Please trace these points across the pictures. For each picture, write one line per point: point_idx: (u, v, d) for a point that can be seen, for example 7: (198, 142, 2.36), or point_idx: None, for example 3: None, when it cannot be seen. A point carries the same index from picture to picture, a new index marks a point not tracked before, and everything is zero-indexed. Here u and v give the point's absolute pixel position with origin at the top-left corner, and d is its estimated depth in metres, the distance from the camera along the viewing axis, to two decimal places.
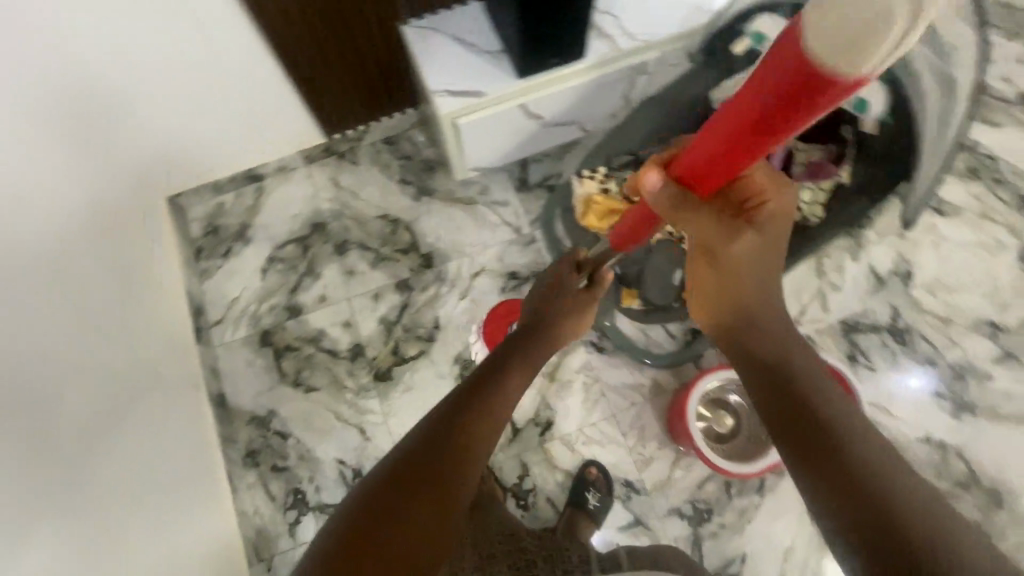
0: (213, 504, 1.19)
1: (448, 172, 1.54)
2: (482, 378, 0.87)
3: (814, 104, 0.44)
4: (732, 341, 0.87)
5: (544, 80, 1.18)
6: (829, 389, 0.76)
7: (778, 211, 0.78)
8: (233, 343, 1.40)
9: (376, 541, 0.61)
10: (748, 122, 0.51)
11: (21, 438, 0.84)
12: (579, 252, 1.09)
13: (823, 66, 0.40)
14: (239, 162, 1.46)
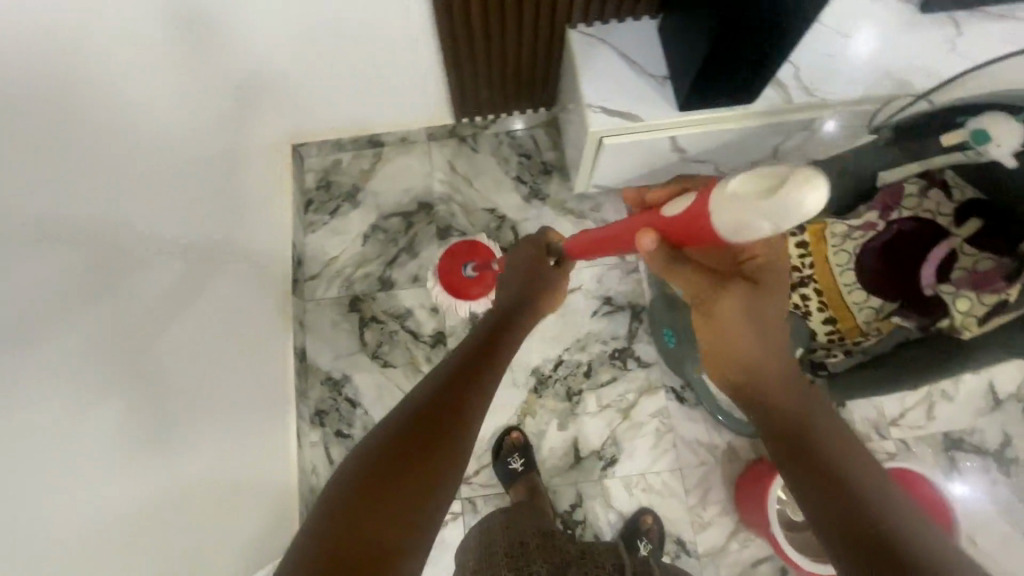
0: (280, 454, 1.23)
1: (564, 180, 1.51)
2: (488, 345, 0.78)
3: (707, 240, 0.60)
4: (745, 399, 0.71)
5: (704, 116, 1.12)
6: (852, 448, 0.64)
7: (774, 263, 0.67)
8: (323, 300, 1.42)
9: (368, 523, 0.53)
10: (670, 231, 0.64)
11: (149, 366, 0.86)
12: (550, 234, 0.96)
13: (709, 229, 0.57)
14: (367, 126, 1.46)
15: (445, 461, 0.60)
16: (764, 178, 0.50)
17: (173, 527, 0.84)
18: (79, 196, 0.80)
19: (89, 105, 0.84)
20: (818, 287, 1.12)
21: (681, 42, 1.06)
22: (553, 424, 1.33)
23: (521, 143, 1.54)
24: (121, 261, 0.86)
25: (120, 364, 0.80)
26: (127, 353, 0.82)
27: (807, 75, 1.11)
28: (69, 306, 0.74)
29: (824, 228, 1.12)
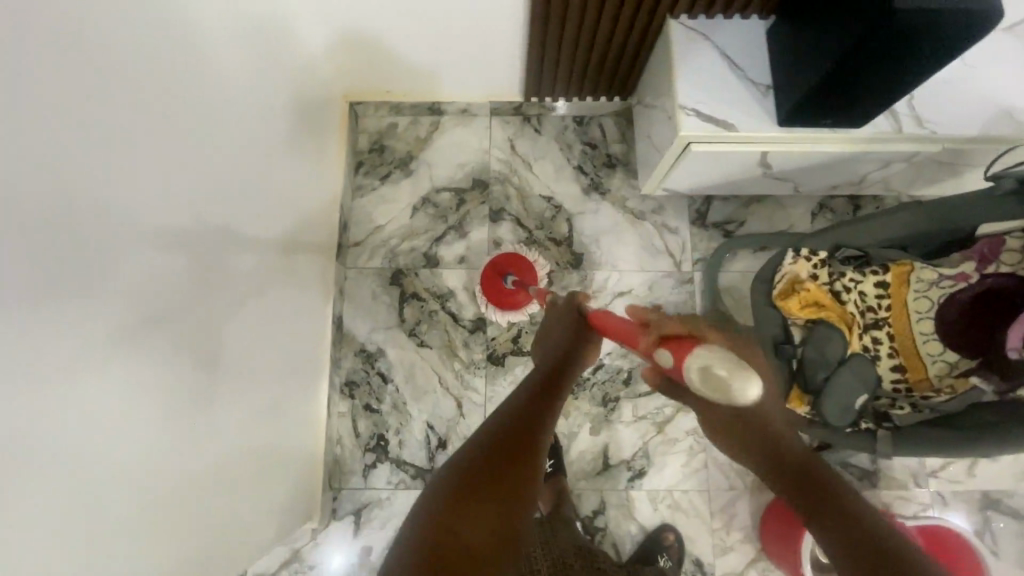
0: (310, 422, 1.21)
1: (627, 177, 1.43)
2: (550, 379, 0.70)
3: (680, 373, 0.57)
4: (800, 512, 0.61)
5: (804, 135, 1.04)
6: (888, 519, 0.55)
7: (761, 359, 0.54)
8: (365, 269, 1.37)
9: (449, 544, 0.47)
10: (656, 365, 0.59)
11: (203, 327, 0.83)
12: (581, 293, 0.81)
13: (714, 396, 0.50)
14: (430, 91, 1.39)
15: (526, 482, 0.54)
16: (720, 361, 0.49)
17: (201, 491, 0.82)
18: (178, 140, 0.74)
19: (191, 41, 0.77)
20: (892, 332, 1.05)
21: (795, 50, 0.97)
22: (586, 428, 1.30)
23: (587, 131, 1.46)
24: (202, 215, 0.81)
25: (182, 324, 0.76)
26: (189, 314, 0.78)
27: (922, 105, 1.03)
28: (153, 259, 0.70)
29: (910, 271, 1.04)
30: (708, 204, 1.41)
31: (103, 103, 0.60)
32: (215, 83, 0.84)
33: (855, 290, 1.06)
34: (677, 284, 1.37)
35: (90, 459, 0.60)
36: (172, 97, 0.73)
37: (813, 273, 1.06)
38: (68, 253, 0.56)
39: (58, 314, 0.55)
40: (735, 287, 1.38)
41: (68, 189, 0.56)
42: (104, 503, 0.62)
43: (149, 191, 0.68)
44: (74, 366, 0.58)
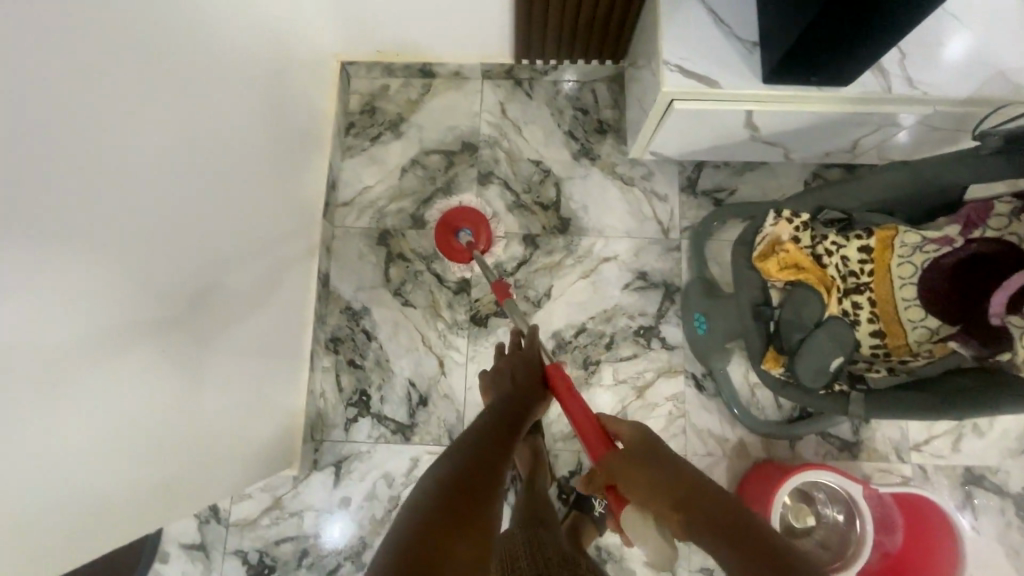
0: (294, 375, 1.23)
1: (618, 143, 1.42)
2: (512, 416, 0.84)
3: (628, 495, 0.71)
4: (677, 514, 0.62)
5: (790, 94, 1.02)
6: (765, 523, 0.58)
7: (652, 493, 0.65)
8: (353, 229, 1.39)
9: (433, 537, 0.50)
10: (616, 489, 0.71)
11: (194, 262, 0.85)
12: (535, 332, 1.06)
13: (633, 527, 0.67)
14: (422, 53, 1.38)
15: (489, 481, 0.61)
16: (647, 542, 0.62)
17: (177, 422, 0.84)
18: (166, 76, 0.75)
19: None
20: (873, 297, 1.03)
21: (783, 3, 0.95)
22: None
23: (580, 96, 1.45)
24: (191, 153, 0.82)
25: (165, 257, 0.78)
26: (172, 248, 0.80)
27: (914, 64, 1.00)
28: (138, 186, 0.71)
29: (894, 235, 1.01)
30: (699, 171, 1.39)
31: (84, 21, 0.61)
32: (206, 24, 0.85)
33: (836, 255, 1.04)
34: (663, 250, 1.36)
35: (61, 367, 0.62)
36: (158, 28, 0.73)
37: (795, 235, 1.04)
38: (50, 164, 0.58)
39: (32, 222, 0.56)
40: (723, 256, 1.37)
41: (46, 101, 0.57)
42: (69, 415, 0.64)
43: (134, 118, 0.69)
44: (48, 276, 0.59)
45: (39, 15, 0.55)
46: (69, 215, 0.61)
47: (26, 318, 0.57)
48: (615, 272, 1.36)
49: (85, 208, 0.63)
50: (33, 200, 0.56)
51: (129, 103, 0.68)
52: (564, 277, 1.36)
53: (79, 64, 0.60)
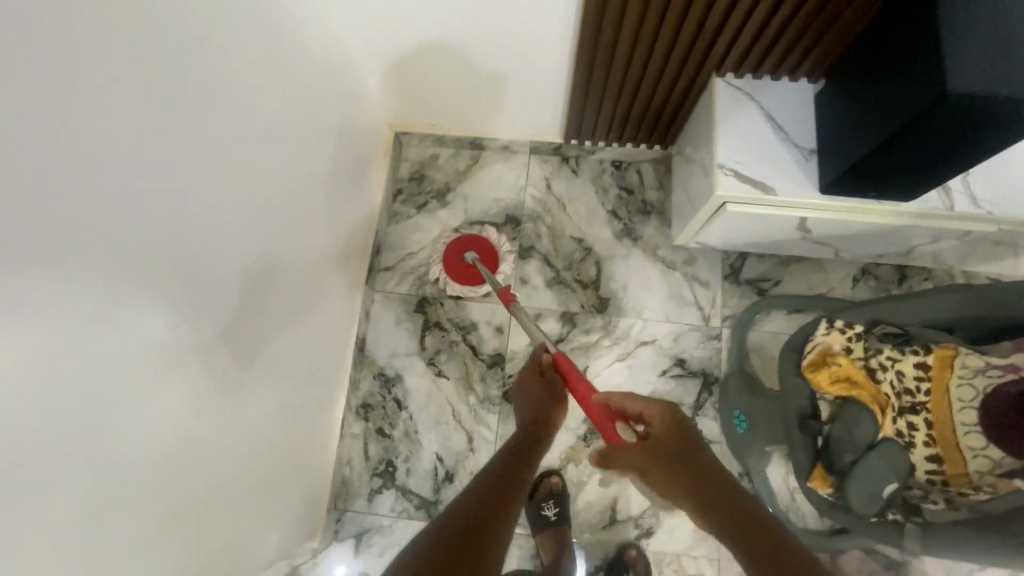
0: (321, 443, 1.22)
1: (662, 226, 1.42)
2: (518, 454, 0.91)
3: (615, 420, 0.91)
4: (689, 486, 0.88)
5: (847, 205, 1.01)
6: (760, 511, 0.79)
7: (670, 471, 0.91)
8: (392, 294, 1.40)
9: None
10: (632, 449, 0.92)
11: (229, 348, 0.87)
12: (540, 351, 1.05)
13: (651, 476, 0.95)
14: (472, 127, 1.42)
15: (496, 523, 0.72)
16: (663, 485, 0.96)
17: (204, 506, 0.84)
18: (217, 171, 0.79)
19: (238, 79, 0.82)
20: (930, 418, 0.98)
21: (847, 117, 0.96)
22: (596, 479, 1.27)
23: (625, 176, 1.46)
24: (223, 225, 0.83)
25: (199, 333, 0.79)
26: (206, 322, 0.81)
27: (979, 185, 0.99)
28: (172, 262, 0.72)
29: (954, 355, 0.98)
30: (744, 260, 1.38)
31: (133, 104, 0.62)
32: (261, 108, 0.89)
33: (892, 370, 1.00)
34: (703, 338, 1.34)
35: (96, 466, 0.63)
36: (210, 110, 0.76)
37: (848, 347, 1.00)
38: (82, 248, 0.58)
39: (60, 304, 0.57)
40: (766, 349, 1.33)
41: (86, 185, 0.57)
42: (95, 502, 0.63)
43: (172, 194, 0.70)
44: (82, 363, 0.60)
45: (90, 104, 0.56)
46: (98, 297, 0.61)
47: (55, 407, 0.57)
48: (652, 357, 1.33)
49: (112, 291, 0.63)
50: (60, 283, 0.56)
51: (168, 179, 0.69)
52: (600, 359, 1.34)
53: (123, 146, 0.61)
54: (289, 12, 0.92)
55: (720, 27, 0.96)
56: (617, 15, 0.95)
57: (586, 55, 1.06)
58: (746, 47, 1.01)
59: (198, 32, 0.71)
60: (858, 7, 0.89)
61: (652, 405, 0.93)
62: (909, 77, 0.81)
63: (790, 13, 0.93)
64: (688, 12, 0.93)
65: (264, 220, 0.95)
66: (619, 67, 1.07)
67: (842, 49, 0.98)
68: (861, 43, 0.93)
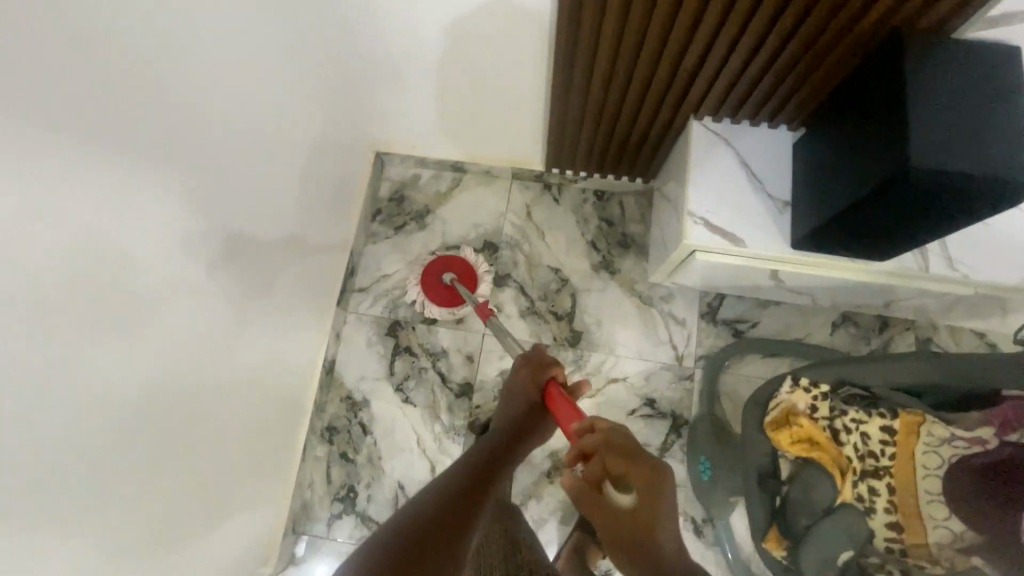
0: (283, 466, 1.22)
1: (641, 260, 1.40)
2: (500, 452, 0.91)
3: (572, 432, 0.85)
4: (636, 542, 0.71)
5: (818, 261, 0.98)
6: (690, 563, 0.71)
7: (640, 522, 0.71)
8: (365, 316, 1.39)
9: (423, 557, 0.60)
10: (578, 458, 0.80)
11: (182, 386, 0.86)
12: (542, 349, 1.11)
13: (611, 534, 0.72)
14: (455, 150, 1.41)
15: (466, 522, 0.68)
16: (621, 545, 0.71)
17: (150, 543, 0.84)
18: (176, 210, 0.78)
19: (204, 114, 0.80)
20: (892, 484, 0.94)
21: (822, 173, 0.93)
22: (556, 517, 1.26)
23: (606, 207, 1.43)
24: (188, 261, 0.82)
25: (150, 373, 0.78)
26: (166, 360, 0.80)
27: (960, 249, 0.95)
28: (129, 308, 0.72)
29: (919, 422, 0.95)
30: (722, 299, 1.35)
31: (77, 149, 0.61)
32: (232, 141, 0.89)
33: (856, 432, 0.97)
34: (675, 379, 1.32)
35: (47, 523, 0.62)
36: (170, 146, 0.75)
37: (813, 406, 0.98)
38: (20, 298, 0.57)
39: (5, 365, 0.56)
40: (738, 392, 1.31)
41: (19, 231, 0.56)
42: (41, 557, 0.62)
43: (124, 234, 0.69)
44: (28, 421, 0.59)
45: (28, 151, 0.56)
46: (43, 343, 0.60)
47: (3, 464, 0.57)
48: (622, 395, 1.31)
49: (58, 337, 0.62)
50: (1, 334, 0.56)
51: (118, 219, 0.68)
52: None
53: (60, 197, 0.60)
54: (276, 47, 0.91)
55: (697, 69, 0.94)
56: (590, 52, 0.92)
57: (562, 89, 1.03)
58: (724, 91, 0.98)
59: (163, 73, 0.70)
60: (837, 60, 0.86)
61: (609, 451, 0.73)
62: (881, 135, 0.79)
63: (767, 61, 0.90)
64: (664, 53, 0.90)
65: (233, 251, 0.94)
66: (597, 103, 1.05)
67: (820, 102, 0.95)
68: (838, 94, 0.90)
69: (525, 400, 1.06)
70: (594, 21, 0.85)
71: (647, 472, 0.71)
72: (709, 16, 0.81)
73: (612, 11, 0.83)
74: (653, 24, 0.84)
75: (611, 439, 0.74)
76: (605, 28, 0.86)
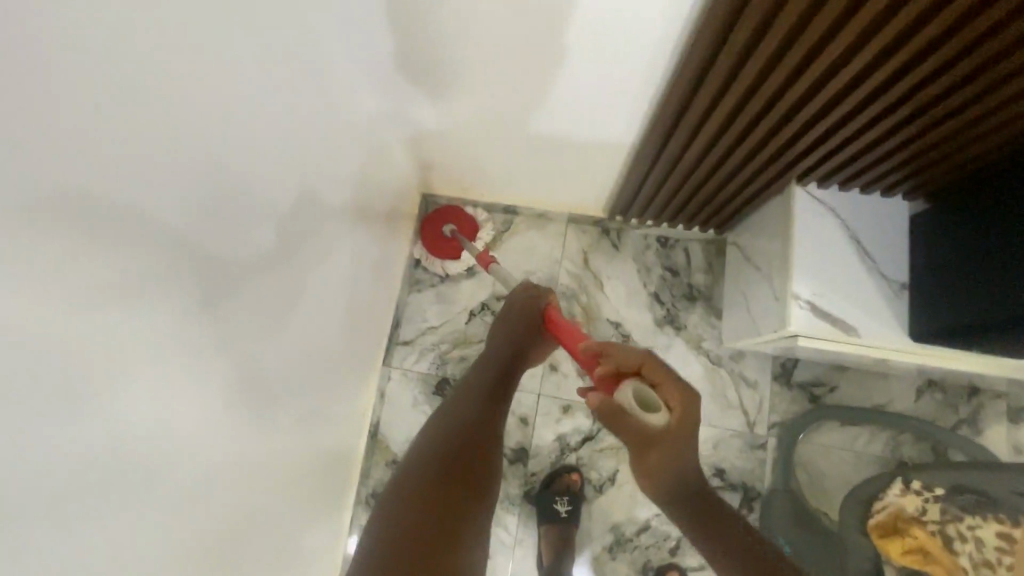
0: (328, 542, 1.14)
1: (708, 314, 1.30)
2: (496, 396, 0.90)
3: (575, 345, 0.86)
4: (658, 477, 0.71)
5: (937, 352, 0.89)
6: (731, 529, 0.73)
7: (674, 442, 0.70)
8: (410, 372, 1.30)
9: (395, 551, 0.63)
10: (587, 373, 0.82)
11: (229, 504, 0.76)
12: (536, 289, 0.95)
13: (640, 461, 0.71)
14: (508, 192, 1.30)
15: (464, 504, 0.70)
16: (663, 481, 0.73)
17: None
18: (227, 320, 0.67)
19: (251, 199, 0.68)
20: None
21: (955, 261, 0.83)
22: None
23: (671, 255, 1.33)
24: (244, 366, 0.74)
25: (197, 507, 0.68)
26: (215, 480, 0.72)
27: None
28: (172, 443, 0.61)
29: None
30: (797, 361, 1.25)
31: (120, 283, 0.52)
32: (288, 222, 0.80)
33: (971, 538, 0.86)
34: (745, 447, 1.23)
35: None
36: (223, 246, 0.66)
37: (922, 510, 0.91)
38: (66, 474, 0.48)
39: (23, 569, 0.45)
40: (814, 463, 1.22)
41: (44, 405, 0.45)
42: None
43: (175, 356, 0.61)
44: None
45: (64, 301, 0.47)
46: (90, 499, 0.53)
47: None
48: None
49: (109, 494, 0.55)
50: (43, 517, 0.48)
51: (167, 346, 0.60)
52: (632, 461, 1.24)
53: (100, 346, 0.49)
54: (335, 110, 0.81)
55: (824, 137, 0.82)
56: (706, 103, 0.81)
57: (656, 138, 0.93)
58: (845, 162, 0.87)
59: (216, 167, 0.61)
60: (992, 148, 0.76)
61: (626, 355, 0.75)
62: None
63: (911, 138, 0.79)
64: (794, 115, 0.79)
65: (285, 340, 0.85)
66: (693, 156, 0.94)
67: (954, 179, 0.85)
68: (994, 183, 0.80)
69: (526, 322, 0.94)
70: (723, 74, 0.74)
71: (660, 369, 0.73)
72: (859, 91, 0.71)
73: (746, 75, 0.73)
74: (795, 87, 0.72)
75: (625, 353, 0.76)
76: (737, 82, 0.75)
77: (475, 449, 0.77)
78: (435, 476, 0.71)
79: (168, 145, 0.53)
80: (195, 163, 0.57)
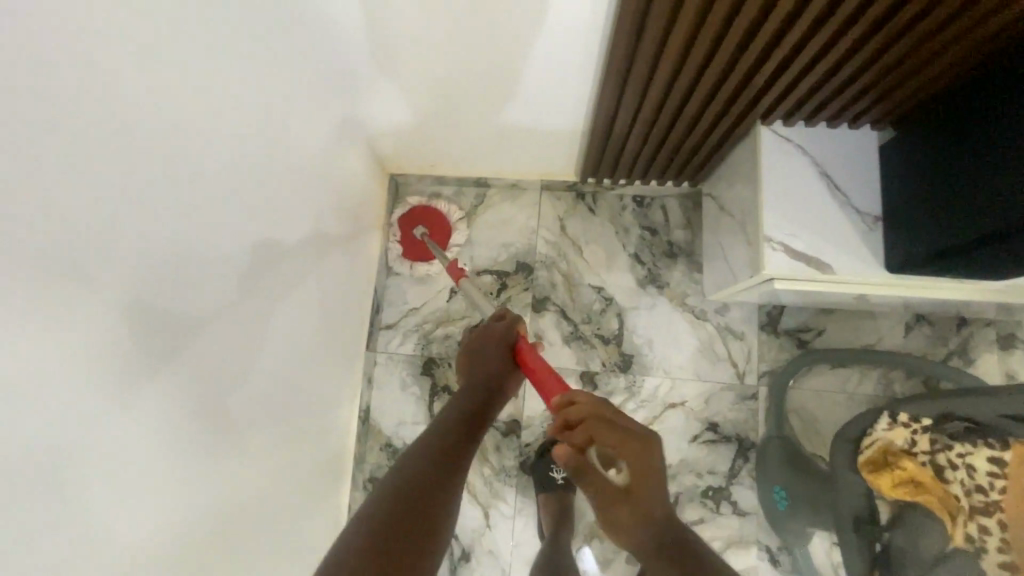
0: (327, 527, 1.15)
1: (691, 270, 1.28)
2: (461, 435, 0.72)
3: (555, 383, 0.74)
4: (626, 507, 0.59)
5: (913, 283, 0.88)
6: None
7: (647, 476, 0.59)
8: (396, 355, 1.30)
9: None
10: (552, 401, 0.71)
11: (221, 498, 0.76)
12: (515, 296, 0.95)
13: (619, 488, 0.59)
14: (477, 166, 1.28)
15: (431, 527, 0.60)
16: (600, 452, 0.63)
17: None
18: (191, 311, 0.67)
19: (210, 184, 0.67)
20: (1006, 521, 0.79)
21: (926, 189, 0.81)
22: (622, 557, 1.20)
23: (648, 214, 1.31)
24: (218, 364, 0.74)
25: (185, 496, 0.69)
26: (204, 474, 0.72)
27: None
28: (144, 433, 0.61)
29: None
30: (783, 308, 1.24)
31: (74, 285, 0.51)
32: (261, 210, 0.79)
33: (961, 465, 0.84)
34: (736, 399, 1.23)
35: None
36: (185, 243, 0.64)
37: (912, 442, 0.90)
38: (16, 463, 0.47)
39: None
40: (807, 409, 1.22)
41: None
42: None
43: (151, 358, 0.61)
44: None
45: (16, 307, 0.46)
46: (68, 488, 0.53)
47: None
48: (682, 421, 1.23)
49: (81, 487, 0.54)
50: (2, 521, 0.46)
51: (140, 335, 0.59)
52: None
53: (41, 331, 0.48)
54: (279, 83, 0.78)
55: (778, 70, 0.80)
56: (654, 51, 0.78)
57: (612, 92, 0.90)
58: (804, 96, 0.85)
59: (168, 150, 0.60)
60: (952, 62, 0.73)
61: (591, 420, 0.61)
62: (1018, 162, 0.67)
63: (866, 60, 0.76)
64: (745, 51, 0.76)
65: (258, 330, 0.84)
66: (651, 106, 0.91)
67: (920, 100, 0.82)
68: (956, 100, 0.78)
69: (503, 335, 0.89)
70: (665, 17, 0.71)
71: (637, 443, 0.60)
72: (806, 19, 0.68)
73: (689, 17, 0.70)
74: (739, 20, 0.70)
75: (589, 408, 0.62)
76: (680, 24, 0.72)
77: (462, 437, 0.72)
78: (385, 510, 0.59)
79: (99, 137, 0.51)
80: (142, 147, 0.56)
